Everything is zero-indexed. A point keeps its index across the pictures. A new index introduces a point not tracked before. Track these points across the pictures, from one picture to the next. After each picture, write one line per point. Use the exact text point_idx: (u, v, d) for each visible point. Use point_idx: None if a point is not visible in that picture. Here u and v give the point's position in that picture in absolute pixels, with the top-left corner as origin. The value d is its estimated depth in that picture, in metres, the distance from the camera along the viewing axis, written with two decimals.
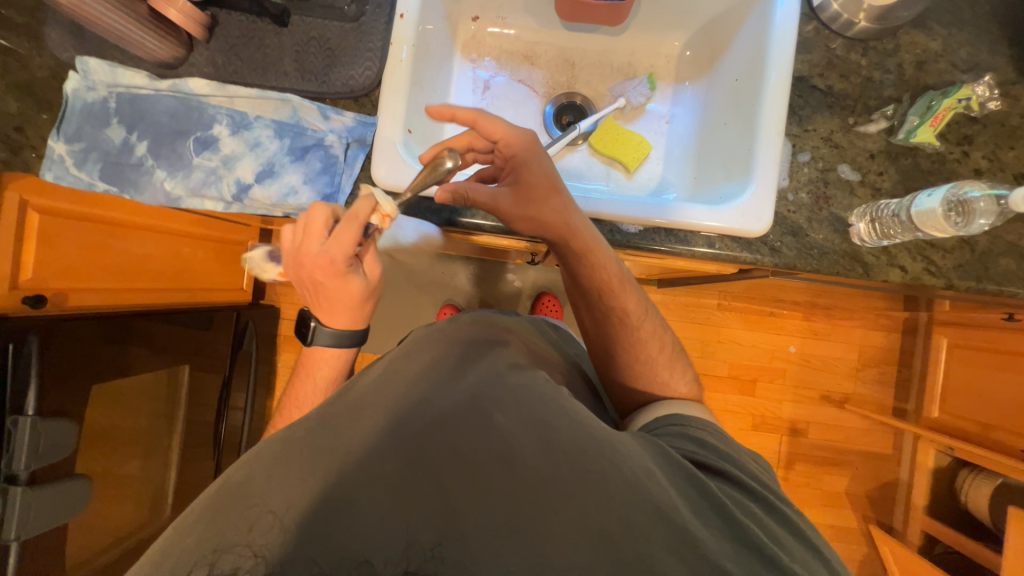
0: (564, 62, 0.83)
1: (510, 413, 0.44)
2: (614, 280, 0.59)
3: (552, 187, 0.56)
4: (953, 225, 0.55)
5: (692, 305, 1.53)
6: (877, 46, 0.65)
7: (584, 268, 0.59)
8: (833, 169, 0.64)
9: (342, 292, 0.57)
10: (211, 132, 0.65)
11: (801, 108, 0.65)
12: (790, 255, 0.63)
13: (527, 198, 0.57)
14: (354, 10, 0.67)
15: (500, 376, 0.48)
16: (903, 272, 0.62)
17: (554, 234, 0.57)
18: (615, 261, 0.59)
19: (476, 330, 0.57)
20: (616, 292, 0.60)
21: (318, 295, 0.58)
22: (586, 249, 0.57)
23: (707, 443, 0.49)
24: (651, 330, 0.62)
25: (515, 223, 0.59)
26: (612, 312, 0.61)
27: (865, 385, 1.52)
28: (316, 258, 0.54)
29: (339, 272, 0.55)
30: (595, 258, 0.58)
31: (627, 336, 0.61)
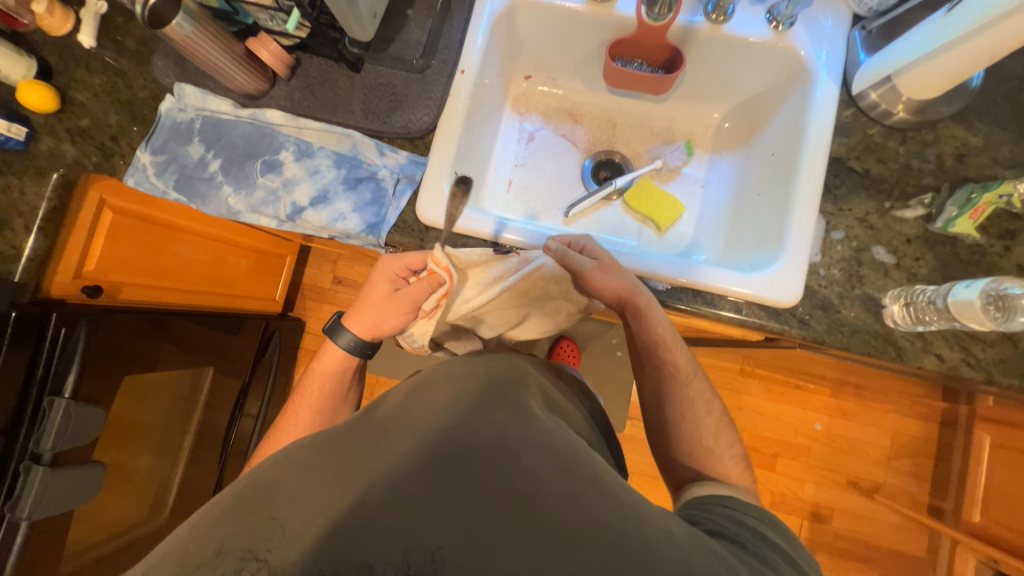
0: (607, 123, 0.88)
1: (534, 451, 0.45)
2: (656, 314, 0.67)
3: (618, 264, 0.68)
4: (994, 320, 0.54)
5: (714, 368, 1.50)
6: (916, 135, 0.66)
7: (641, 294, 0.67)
8: (867, 250, 0.64)
9: (377, 297, 0.65)
10: (278, 156, 0.71)
11: (836, 187, 0.66)
12: (819, 329, 0.63)
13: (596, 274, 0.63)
14: (421, 64, 0.72)
15: (525, 417, 0.49)
16: (938, 360, 0.61)
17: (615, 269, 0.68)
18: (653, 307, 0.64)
19: (500, 366, 0.59)
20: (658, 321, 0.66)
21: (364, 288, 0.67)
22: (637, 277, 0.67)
23: (743, 520, 0.49)
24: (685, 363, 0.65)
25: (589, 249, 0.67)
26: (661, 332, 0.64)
27: (895, 475, 1.44)
28: (389, 264, 0.64)
29: (390, 275, 0.64)
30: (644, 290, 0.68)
31: (677, 394, 0.63)
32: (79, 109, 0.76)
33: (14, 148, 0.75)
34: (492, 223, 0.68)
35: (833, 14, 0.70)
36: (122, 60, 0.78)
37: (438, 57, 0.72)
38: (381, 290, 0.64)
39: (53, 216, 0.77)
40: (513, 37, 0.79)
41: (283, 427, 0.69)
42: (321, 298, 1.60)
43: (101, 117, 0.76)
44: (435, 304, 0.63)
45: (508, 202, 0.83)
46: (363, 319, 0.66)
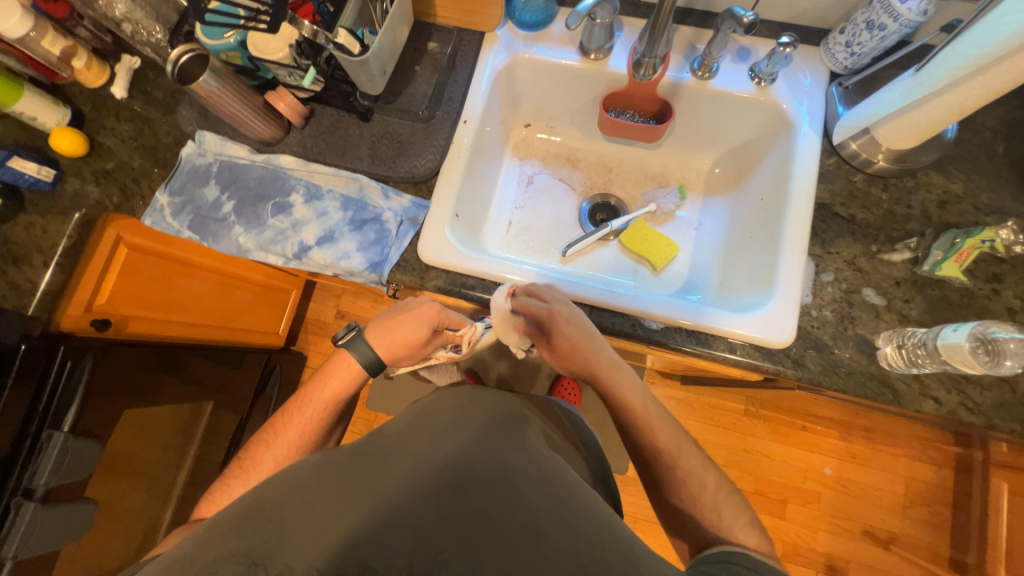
0: (603, 168, 0.92)
1: (534, 483, 0.48)
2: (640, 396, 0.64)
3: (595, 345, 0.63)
4: (982, 363, 0.55)
5: (717, 407, 1.49)
6: (897, 183, 0.69)
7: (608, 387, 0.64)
8: (857, 292, 0.65)
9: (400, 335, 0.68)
10: (288, 199, 0.75)
11: (823, 232, 0.68)
12: (815, 370, 0.63)
13: (587, 343, 0.62)
14: (426, 114, 0.76)
15: (527, 453, 0.52)
16: (936, 404, 0.61)
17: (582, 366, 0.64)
18: (636, 383, 0.64)
19: (502, 402, 0.62)
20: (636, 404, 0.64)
21: (390, 315, 0.69)
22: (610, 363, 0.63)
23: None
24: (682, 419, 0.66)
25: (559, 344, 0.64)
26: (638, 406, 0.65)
27: (912, 525, 1.38)
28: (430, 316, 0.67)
29: (426, 322, 0.67)
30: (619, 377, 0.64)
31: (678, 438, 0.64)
32: (106, 154, 0.82)
33: (41, 189, 0.79)
34: (490, 263, 0.71)
35: (811, 71, 0.74)
36: (149, 110, 0.83)
37: (442, 108, 0.76)
38: (408, 333, 0.67)
39: (71, 253, 0.80)
40: (513, 90, 0.84)
41: (282, 430, 0.69)
42: (324, 332, 1.62)
43: (125, 160, 0.81)
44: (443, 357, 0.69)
45: (508, 242, 0.86)
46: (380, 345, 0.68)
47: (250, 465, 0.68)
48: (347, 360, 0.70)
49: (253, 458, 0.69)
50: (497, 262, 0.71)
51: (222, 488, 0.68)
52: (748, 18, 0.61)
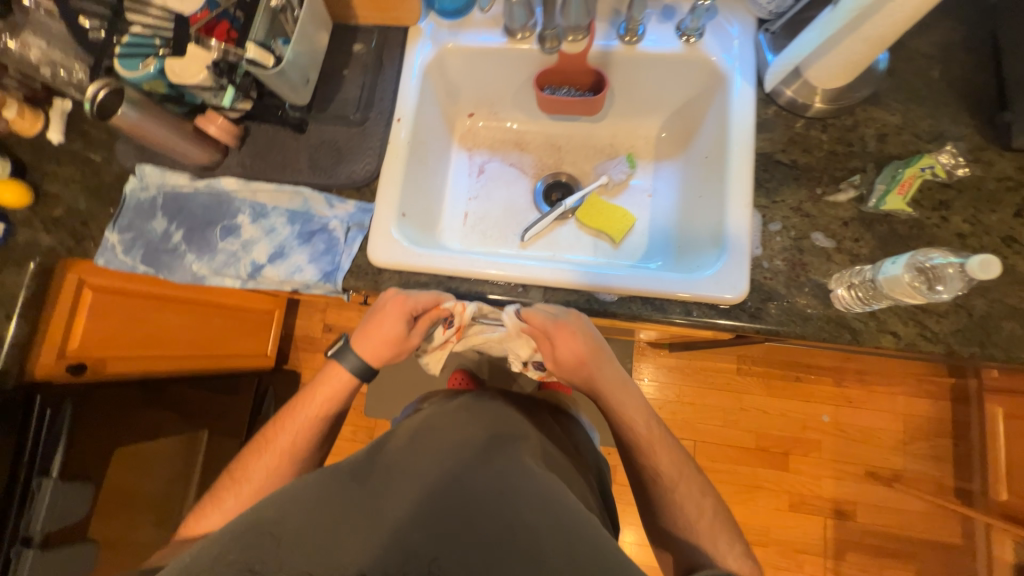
0: (552, 147, 0.91)
1: (532, 501, 0.50)
2: (644, 426, 0.69)
3: (605, 359, 0.67)
4: (922, 292, 0.55)
5: (710, 369, 1.49)
6: (837, 122, 0.68)
7: (614, 408, 0.69)
8: (806, 237, 0.65)
9: (384, 334, 0.68)
10: (235, 221, 0.75)
11: (767, 181, 0.67)
12: (772, 321, 0.63)
13: (597, 353, 0.65)
14: (359, 117, 0.75)
15: (525, 472, 0.54)
16: (895, 337, 0.61)
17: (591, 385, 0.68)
18: (638, 403, 0.70)
19: (500, 421, 0.64)
20: (646, 444, 0.68)
21: (367, 322, 0.69)
22: (617, 380, 0.68)
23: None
24: (685, 476, 0.68)
25: (565, 355, 0.65)
26: (645, 465, 0.69)
27: (915, 460, 1.39)
28: (402, 303, 0.66)
29: (400, 315, 0.67)
30: (621, 398, 0.68)
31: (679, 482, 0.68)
32: (52, 200, 0.81)
33: None
34: (441, 257, 0.70)
35: (737, 21, 0.73)
36: (88, 150, 0.83)
37: (375, 109, 0.76)
38: (390, 328, 0.67)
39: (35, 302, 0.81)
40: (447, 81, 0.83)
41: (273, 440, 0.71)
42: (313, 348, 1.63)
43: (72, 204, 0.81)
44: (445, 336, 0.69)
45: (465, 234, 0.86)
46: (370, 347, 0.69)
47: (242, 473, 0.70)
48: (340, 371, 0.71)
49: (246, 467, 0.70)
50: (447, 255, 0.70)
51: (210, 502, 0.70)
52: None
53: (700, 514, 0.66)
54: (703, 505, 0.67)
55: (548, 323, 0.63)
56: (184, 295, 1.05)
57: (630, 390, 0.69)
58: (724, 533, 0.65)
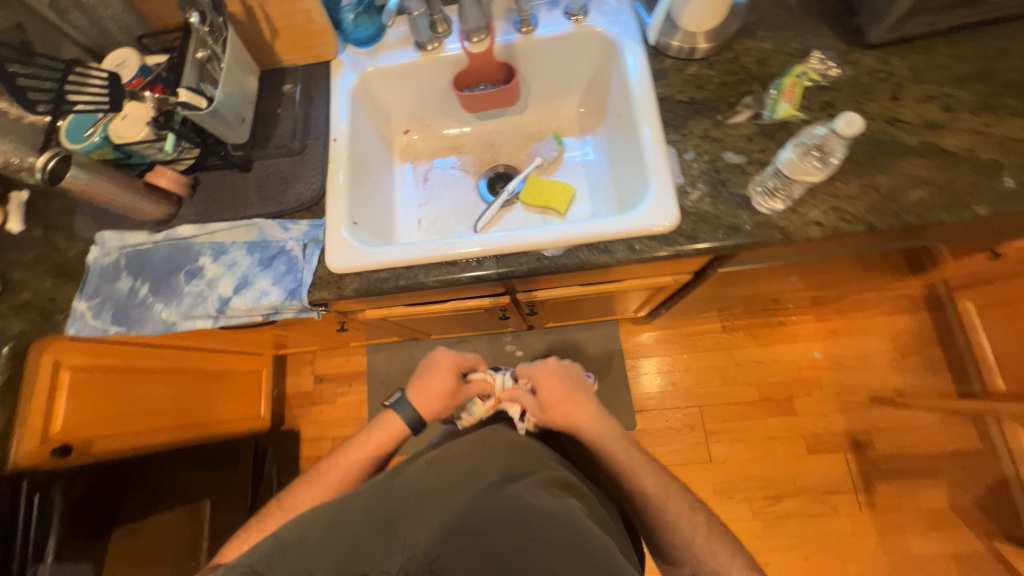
0: (486, 144, 0.98)
1: (548, 528, 0.51)
2: (628, 452, 0.74)
3: (581, 400, 0.77)
4: (817, 166, 0.62)
5: (696, 333, 1.52)
6: (719, 58, 0.76)
7: (602, 444, 0.74)
8: (719, 158, 0.71)
9: (437, 389, 0.76)
10: (197, 263, 0.78)
11: (673, 120, 0.74)
12: (707, 237, 0.68)
13: (574, 391, 0.78)
14: (298, 145, 0.81)
15: (541, 500, 0.54)
16: (819, 227, 0.65)
17: (573, 424, 0.75)
18: (623, 435, 0.76)
19: (510, 446, 0.65)
20: (632, 472, 0.72)
21: (419, 375, 0.78)
22: (600, 418, 0.76)
23: None
24: (674, 496, 0.72)
25: (546, 398, 0.76)
26: (635, 491, 0.72)
27: (913, 376, 1.40)
28: (455, 359, 0.79)
29: (452, 367, 0.78)
30: (605, 431, 0.75)
31: (669, 505, 0.71)
32: (18, 286, 0.84)
33: None
34: (396, 250, 0.74)
35: None
36: (51, 234, 0.87)
37: (312, 136, 0.82)
38: (443, 381, 0.77)
39: (7, 389, 0.80)
40: (376, 103, 0.90)
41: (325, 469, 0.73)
42: (308, 401, 1.62)
43: (39, 285, 0.84)
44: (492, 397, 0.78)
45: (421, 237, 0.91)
46: (424, 401, 0.76)
47: (290, 501, 0.70)
48: (393, 418, 0.76)
49: (295, 497, 0.71)
50: (400, 247, 0.74)
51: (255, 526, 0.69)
52: None
53: (694, 528, 0.70)
54: (696, 520, 0.70)
55: (530, 370, 0.80)
56: (156, 358, 1.07)
57: (609, 427, 0.76)
58: (723, 545, 0.69)
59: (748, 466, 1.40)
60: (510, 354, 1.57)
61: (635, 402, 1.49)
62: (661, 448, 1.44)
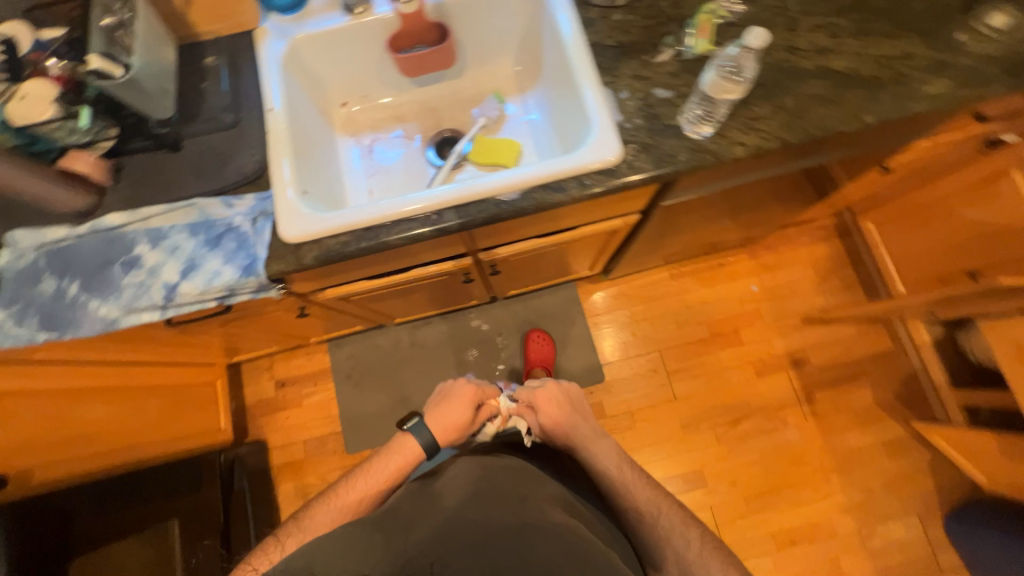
0: (428, 110, 0.98)
1: (551, 542, 0.64)
2: (618, 469, 0.88)
3: (572, 418, 0.96)
4: (735, 82, 0.72)
5: (648, 284, 1.62)
6: (638, 4, 0.82)
7: (591, 458, 0.90)
8: (650, 94, 0.76)
9: (457, 417, 0.91)
10: (133, 253, 0.73)
11: (604, 64, 0.79)
12: (649, 166, 0.73)
13: (571, 411, 0.97)
14: (231, 118, 0.78)
15: (547, 518, 0.69)
16: (744, 146, 0.73)
17: (563, 434, 0.94)
18: (613, 450, 0.91)
19: (508, 467, 0.82)
20: (623, 488, 0.85)
21: (440, 404, 0.92)
22: (589, 432, 0.94)
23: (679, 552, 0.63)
24: (668, 511, 0.82)
25: (545, 411, 0.95)
26: (628, 507, 0.83)
27: (833, 295, 1.59)
28: (471, 390, 0.94)
29: (470, 400, 0.93)
30: (595, 447, 0.91)
31: (660, 520, 0.80)
32: None
33: None
34: (353, 213, 0.73)
35: None
36: None
37: (245, 108, 0.78)
38: (461, 412, 0.91)
39: None
40: (309, 73, 0.87)
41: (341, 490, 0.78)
42: (272, 408, 1.55)
43: None
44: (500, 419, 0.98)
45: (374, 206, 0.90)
46: (445, 428, 0.89)
47: (308, 522, 0.74)
48: (408, 441, 0.85)
49: (311, 515, 0.75)
50: (357, 209, 0.73)
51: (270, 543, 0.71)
52: None
53: (687, 543, 0.77)
54: (688, 536, 0.78)
55: (528, 394, 0.98)
56: (131, 381, 1.00)
57: (598, 443, 0.92)
58: (714, 559, 0.74)
59: (707, 397, 1.53)
60: (476, 328, 1.59)
61: (600, 355, 1.57)
62: (628, 394, 1.54)
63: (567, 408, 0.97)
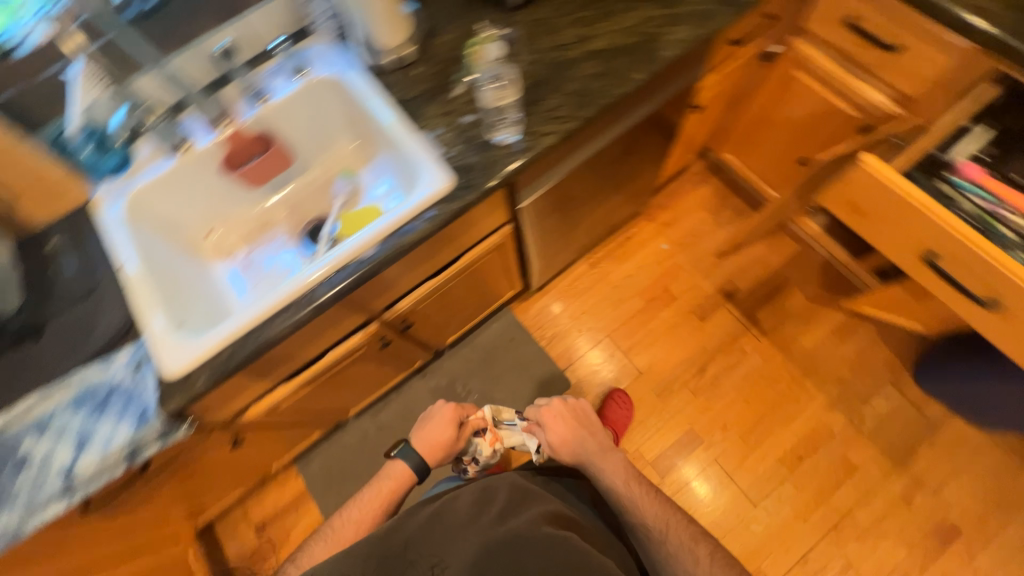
0: (290, 208, 1.02)
1: (537, 553, 0.69)
2: (624, 486, 0.94)
3: (581, 435, 1.01)
4: (501, 88, 0.85)
5: (573, 281, 1.69)
6: (423, 58, 0.93)
7: (599, 474, 0.96)
8: (458, 123, 0.85)
9: (440, 435, 0.98)
10: (22, 451, 0.72)
11: (412, 113, 0.88)
12: (483, 181, 0.81)
13: (576, 429, 1.02)
14: (87, 287, 0.81)
15: (539, 525, 0.74)
16: (552, 134, 0.83)
17: (570, 451, 0.99)
18: (619, 466, 0.97)
19: (503, 486, 0.84)
20: (630, 504, 0.91)
21: (424, 426, 0.99)
22: (598, 448, 0.99)
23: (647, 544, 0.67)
24: (674, 526, 0.89)
25: (552, 428, 1.01)
26: (636, 522, 0.90)
27: (732, 224, 1.72)
28: (450, 412, 1.00)
29: (452, 419, 1.00)
30: (604, 464, 0.97)
31: (668, 535, 0.87)
32: None
33: None
34: (230, 325, 0.75)
35: (319, 44, 0.94)
36: None
37: (100, 274, 0.82)
38: (444, 429, 0.98)
39: None
40: (158, 220, 0.90)
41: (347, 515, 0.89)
42: (260, 556, 1.44)
43: None
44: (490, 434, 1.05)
45: None
46: (430, 446, 0.97)
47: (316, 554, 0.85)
48: (398, 466, 0.94)
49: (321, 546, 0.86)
50: (232, 320, 0.75)
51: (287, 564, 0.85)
52: (218, 49, 0.89)
53: (694, 556, 0.84)
54: (696, 551, 0.84)
55: (536, 413, 1.04)
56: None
57: (607, 461, 0.98)
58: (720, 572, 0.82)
59: (668, 358, 1.58)
60: (434, 387, 1.59)
61: (557, 362, 1.60)
62: (597, 386, 1.56)
63: (576, 426, 1.02)
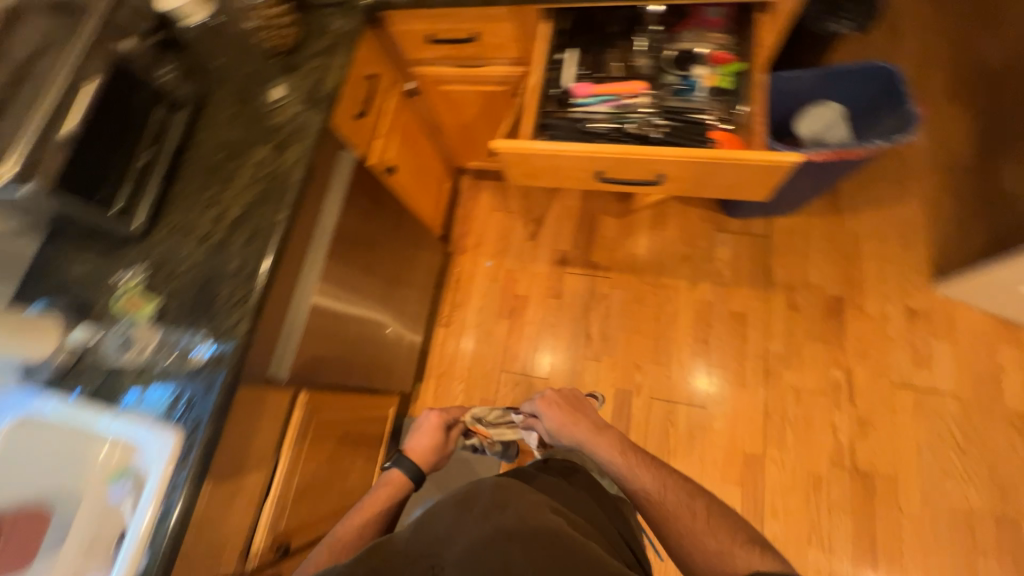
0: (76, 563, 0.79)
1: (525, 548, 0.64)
2: (620, 458, 0.89)
3: (575, 418, 0.99)
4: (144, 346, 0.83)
5: (442, 351, 1.68)
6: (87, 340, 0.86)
7: (598, 452, 0.92)
8: (156, 376, 0.82)
9: (429, 445, 1.06)
10: None
11: (108, 398, 0.82)
12: (208, 408, 0.78)
13: (574, 413, 1.01)
14: None
15: (528, 523, 0.68)
16: (243, 318, 0.82)
17: (571, 436, 0.97)
18: (616, 440, 0.94)
19: (488, 490, 0.76)
20: (627, 474, 0.86)
21: (414, 437, 1.08)
22: (593, 425, 0.98)
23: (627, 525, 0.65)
24: (671, 488, 0.83)
25: (551, 414, 1.01)
26: (636, 490, 0.84)
27: (522, 204, 1.79)
28: (435, 418, 1.10)
29: (438, 425, 1.09)
30: (599, 440, 0.94)
31: (668, 498, 0.81)
32: None
33: None
34: None
35: None
36: None
37: None
38: (429, 438, 1.07)
39: None
40: None
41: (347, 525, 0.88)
42: None
43: None
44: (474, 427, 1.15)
45: None
46: (423, 455, 1.05)
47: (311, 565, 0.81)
48: (394, 474, 1.00)
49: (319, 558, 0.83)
50: None
51: None
52: None
53: (693, 517, 0.78)
54: (695, 507, 0.80)
55: (534, 406, 1.05)
56: None
57: (606, 435, 0.95)
58: (722, 530, 0.76)
59: (558, 347, 1.61)
60: None
61: None
62: None
63: (572, 410, 1.01)
